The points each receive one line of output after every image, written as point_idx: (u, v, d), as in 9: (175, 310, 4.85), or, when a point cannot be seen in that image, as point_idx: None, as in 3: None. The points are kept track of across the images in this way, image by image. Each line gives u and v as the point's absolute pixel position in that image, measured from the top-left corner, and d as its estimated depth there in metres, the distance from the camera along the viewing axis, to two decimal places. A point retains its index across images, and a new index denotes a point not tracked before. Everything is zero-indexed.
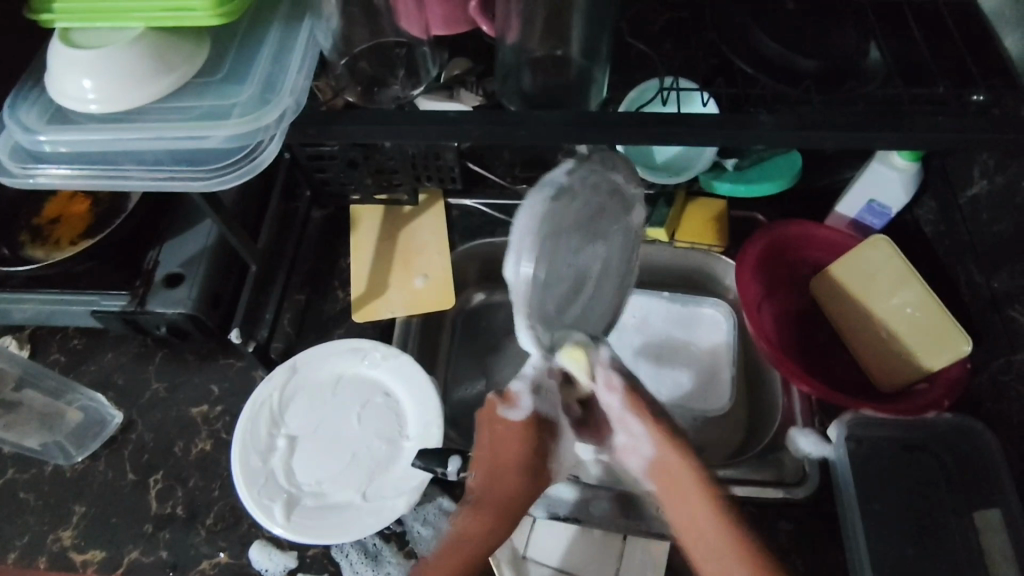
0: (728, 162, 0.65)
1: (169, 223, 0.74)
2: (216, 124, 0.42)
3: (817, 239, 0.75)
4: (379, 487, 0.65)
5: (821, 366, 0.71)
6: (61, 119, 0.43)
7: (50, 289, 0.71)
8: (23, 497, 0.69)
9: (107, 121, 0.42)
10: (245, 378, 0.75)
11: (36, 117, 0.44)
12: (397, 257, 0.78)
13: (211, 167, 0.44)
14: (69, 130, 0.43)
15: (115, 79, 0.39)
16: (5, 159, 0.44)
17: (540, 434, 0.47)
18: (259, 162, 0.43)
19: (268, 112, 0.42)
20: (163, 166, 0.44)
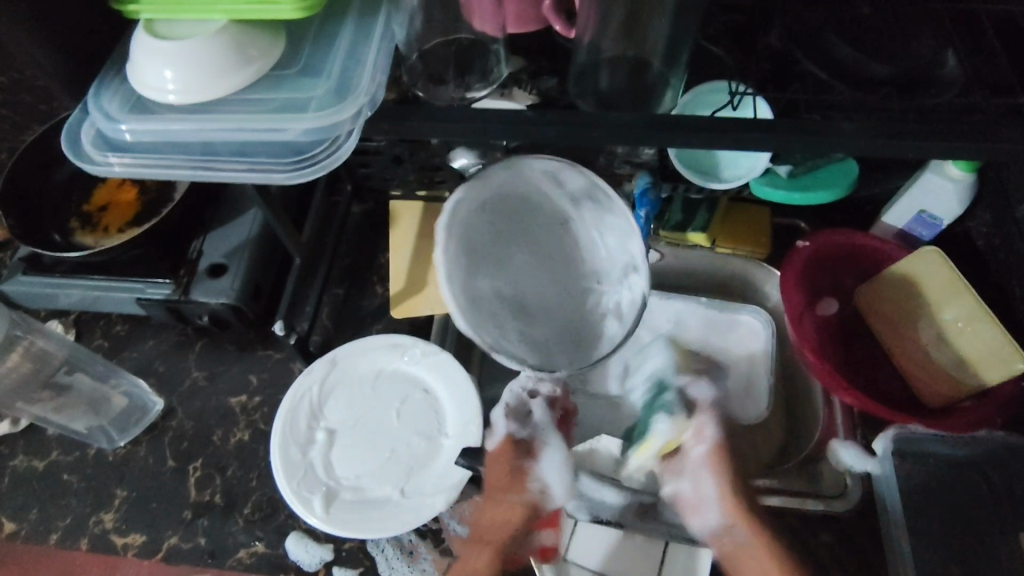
0: (782, 169, 0.63)
1: (215, 213, 0.75)
2: (292, 118, 0.42)
3: (865, 251, 0.74)
4: (417, 484, 0.65)
5: (863, 378, 0.70)
6: (141, 108, 0.44)
7: (95, 274, 0.73)
8: (66, 479, 0.70)
9: (186, 112, 0.43)
10: (284, 370, 0.75)
11: (115, 106, 0.44)
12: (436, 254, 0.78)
13: (284, 162, 0.44)
14: (149, 119, 0.43)
15: (196, 70, 0.40)
16: (82, 146, 0.44)
17: (512, 451, 0.55)
18: (332, 156, 0.44)
19: (344, 108, 0.43)
20: (235, 157, 0.44)
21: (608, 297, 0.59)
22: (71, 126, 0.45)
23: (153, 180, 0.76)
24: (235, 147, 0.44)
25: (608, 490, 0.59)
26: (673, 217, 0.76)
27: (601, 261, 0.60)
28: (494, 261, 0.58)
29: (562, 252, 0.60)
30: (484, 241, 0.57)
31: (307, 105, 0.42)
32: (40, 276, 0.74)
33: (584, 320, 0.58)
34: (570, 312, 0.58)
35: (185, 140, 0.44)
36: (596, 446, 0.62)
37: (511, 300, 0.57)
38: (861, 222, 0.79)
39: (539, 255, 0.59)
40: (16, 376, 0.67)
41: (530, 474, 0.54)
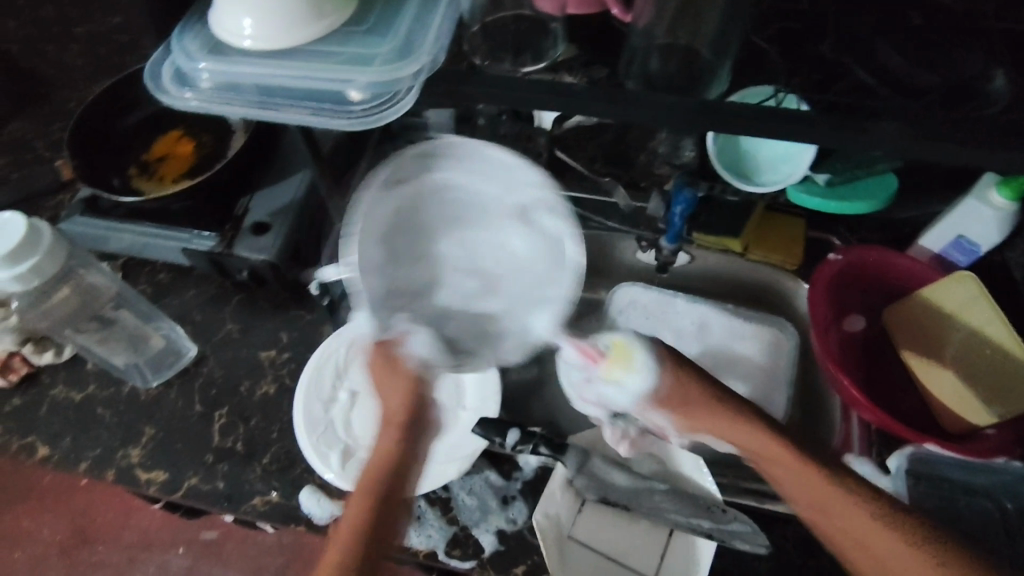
0: (819, 177, 0.64)
1: (264, 174, 0.78)
2: (358, 70, 0.44)
3: (898, 269, 0.74)
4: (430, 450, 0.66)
5: (884, 398, 0.71)
6: (218, 51, 0.47)
7: (145, 223, 0.77)
8: (100, 412, 0.73)
9: (260, 57, 0.45)
10: (313, 331, 0.78)
11: (195, 47, 0.47)
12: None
13: (347, 113, 0.46)
14: (224, 62, 0.46)
15: (273, 19, 0.42)
16: (161, 81, 0.47)
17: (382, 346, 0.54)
18: (391, 111, 0.46)
19: (407, 66, 0.45)
20: (300, 104, 0.47)
21: (533, 202, 0.58)
22: (153, 63, 0.48)
23: (208, 137, 0.80)
24: (302, 94, 0.47)
25: (617, 473, 0.60)
26: (708, 219, 0.78)
27: (501, 187, 0.59)
28: (440, 258, 0.58)
29: (471, 211, 0.60)
30: (397, 242, 0.57)
31: (372, 60, 0.45)
32: (97, 219, 0.78)
33: (535, 241, 0.58)
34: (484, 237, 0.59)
35: (254, 84, 0.47)
36: None
37: (478, 283, 0.58)
38: (896, 241, 0.79)
39: (440, 229, 0.59)
40: (67, 308, 0.71)
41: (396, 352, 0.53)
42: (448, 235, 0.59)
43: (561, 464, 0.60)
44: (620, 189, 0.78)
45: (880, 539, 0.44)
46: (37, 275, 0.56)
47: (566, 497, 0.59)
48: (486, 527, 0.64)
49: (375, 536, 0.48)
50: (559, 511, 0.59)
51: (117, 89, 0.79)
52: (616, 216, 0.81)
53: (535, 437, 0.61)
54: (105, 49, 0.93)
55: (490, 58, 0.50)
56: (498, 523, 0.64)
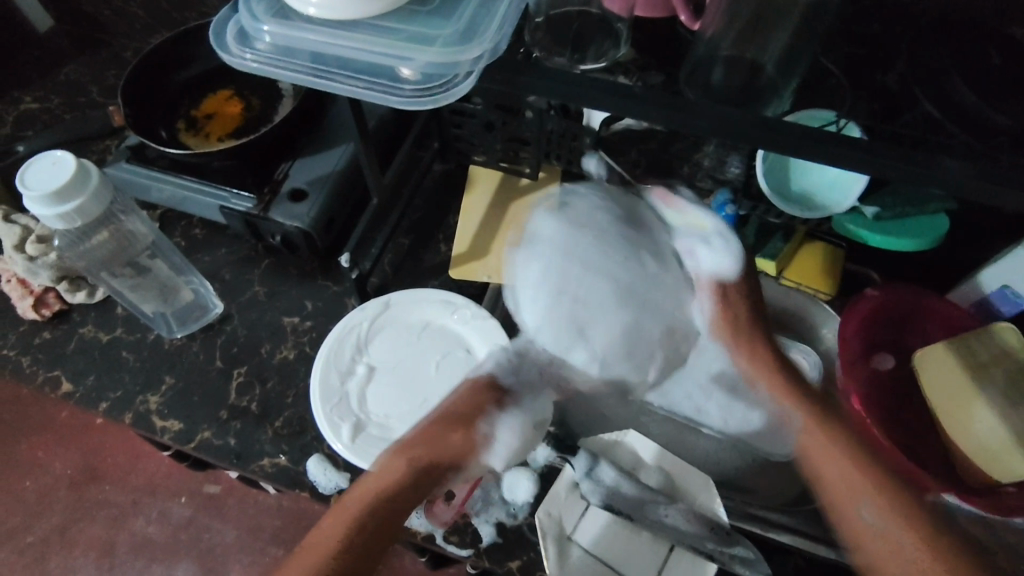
0: (868, 210, 0.61)
1: (306, 142, 0.79)
2: (419, 48, 0.44)
3: (934, 313, 0.74)
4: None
5: (905, 439, 0.70)
6: (282, 12, 0.47)
7: (185, 177, 0.78)
8: (124, 356, 0.75)
9: (322, 24, 0.45)
10: (338, 303, 0.78)
11: (261, 8, 0.47)
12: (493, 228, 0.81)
13: (404, 90, 0.46)
14: (287, 25, 0.46)
15: None
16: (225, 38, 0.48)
17: (485, 391, 0.61)
18: (447, 94, 0.46)
19: (468, 50, 0.44)
20: (360, 76, 0.47)
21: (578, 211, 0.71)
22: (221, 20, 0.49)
23: (257, 99, 0.81)
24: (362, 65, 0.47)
25: (625, 481, 0.58)
26: (745, 239, 0.77)
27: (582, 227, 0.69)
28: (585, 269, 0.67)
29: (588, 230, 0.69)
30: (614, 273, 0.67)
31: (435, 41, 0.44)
32: (141, 168, 0.79)
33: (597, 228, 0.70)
34: (637, 276, 0.65)
35: (315, 50, 0.47)
36: (622, 438, 0.61)
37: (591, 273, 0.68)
38: (936, 283, 0.77)
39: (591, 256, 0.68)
40: (105, 251, 0.72)
41: (485, 417, 0.59)
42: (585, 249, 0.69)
43: (570, 465, 0.58)
44: None
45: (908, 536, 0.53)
46: (81, 215, 0.57)
47: (571, 498, 0.58)
48: (486, 517, 0.65)
49: (364, 536, 0.53)
50: (563, 511, 0.57)
51: (175, 42, 0.80)
52: None
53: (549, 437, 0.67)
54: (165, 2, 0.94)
55: (555, 47, 0.49)
56: (498, 515, 0.65)
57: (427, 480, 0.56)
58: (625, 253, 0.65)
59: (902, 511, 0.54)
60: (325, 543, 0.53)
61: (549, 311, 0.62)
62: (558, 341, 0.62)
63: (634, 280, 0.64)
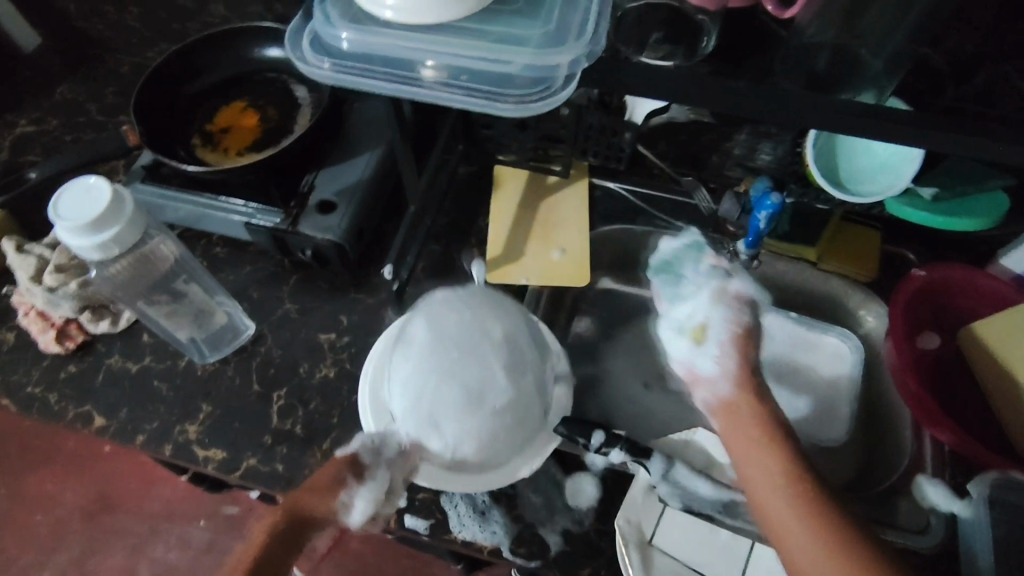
0: (925, 191, 0.61)
1: (330, 152, 0.77)
2: (514, 51, 0.43)
3: (981, 289, 0.73)
4: (494, 451, 0.60)
5: (957, 417, 0.70)
6: (357, 16, 0.45)
7: (205, 193, 0.75)
8: (156, 385, 0.72)
9: (403, 31, 0.43)
10: (374, 315, 0.76)
11: (337, 13, 0.45)
12: (527, 229, 0.80)
13: (496, 94, 0.45)
14: (367, 30, 0.44)
15: None
16: (302, 49, 0.46)
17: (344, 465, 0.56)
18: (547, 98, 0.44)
19: (563, 52, 0.43)
20: (447, 83, 0.45)
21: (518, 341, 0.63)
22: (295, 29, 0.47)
23: (273, 110, 0.78)
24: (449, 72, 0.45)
25: (702, 481, 0.56)
26: (780, 226, 0.77)
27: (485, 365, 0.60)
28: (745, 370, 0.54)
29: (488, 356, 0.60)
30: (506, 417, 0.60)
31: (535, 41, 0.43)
32: (156, 187, 0.76)
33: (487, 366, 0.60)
34: (487, 384, 0.59)
35: (400, 56, 0.45)
36: (691, 438, 0.59)
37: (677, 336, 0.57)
38: (975, 259, 0.77)
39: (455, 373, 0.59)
40: (137, 280, 0.69)
41: (345, 487, 0.55)
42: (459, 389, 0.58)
43: (646, 469, 0.56)
44: (702, 191, 0.81)
45: (806, 534, 0.44)
46: (118, 244, 0.54)
47: (648, 502, 0.56)
48: (552, 526, 0.64)
49: None
50: (641, 517, 0.55)
51: (183, 53, 0.77)
52: (685, 218, 0.81)
53: (621, 439, 0.57)
54: (163, 12, 0.90)
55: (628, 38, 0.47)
56: (564, 523, 0.64)
57: (295, 541, 0.52)
58: (504, 354, 0.61)
59: (783, 474, 0.46)
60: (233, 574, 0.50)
61: (408, 405, 0.58)
62: (412, 428, 0.58)
63: (495, 404, 0.59)
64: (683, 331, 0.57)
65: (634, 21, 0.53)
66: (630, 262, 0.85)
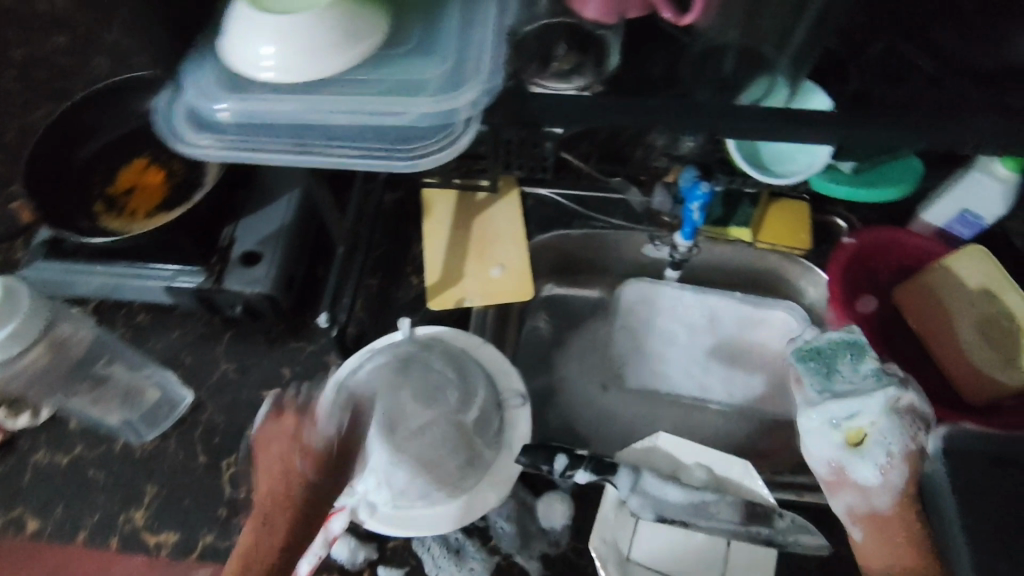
0: (846, 164, 0.62)
1: (245, 200, 0.73)
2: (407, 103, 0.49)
3: (907, 247, 0.75)
4: (436, 480, 0.60)
5: (904, 374, 0.72)
6: (238, 87, 0.49)
7: (115, 262, 0.70)
8: (92, 475, 0.67)
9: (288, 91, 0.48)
10: (318, 362, 0.73)
11: (217, 86, 0.50)
12: (457, 250, 0.77)
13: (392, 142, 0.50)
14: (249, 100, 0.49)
15: (302, 55, 0.45)
16: (182, 128, 0.50)
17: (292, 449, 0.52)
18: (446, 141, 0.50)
19: (453, 96, 0.49)
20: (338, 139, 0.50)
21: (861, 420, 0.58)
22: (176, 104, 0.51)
23: (178, 163, 0.74)
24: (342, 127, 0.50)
25: (670, 488, 0.56)
26: (714, 212, 0.77)
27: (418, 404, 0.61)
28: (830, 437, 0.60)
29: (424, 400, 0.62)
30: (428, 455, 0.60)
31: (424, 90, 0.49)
32: (61, 263, 0.70)
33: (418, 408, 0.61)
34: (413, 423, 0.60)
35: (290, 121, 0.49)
36: (654, 444, 0.58)
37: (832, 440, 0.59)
38: (898, 219, 0.80)
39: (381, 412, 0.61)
40: (58, 372, 0.66)
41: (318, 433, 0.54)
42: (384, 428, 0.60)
43: (612, 485, 0.55)
44: (634, 187, 0.80)
45: None
46: (18, 339, 0.53)
47: (620, 518, 0.56)
48: (530, 552, 0.62)
49: None
50: (615, 534, 0.55)
51: (70, 113, 0.70)
52: (618, 215, 0.81)
53: (584, 460, 0.56)
54: None
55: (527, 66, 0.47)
56: (542, 547, 0.63)
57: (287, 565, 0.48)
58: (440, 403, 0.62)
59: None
60: (264, 545, 0.48)
61: None
62: None
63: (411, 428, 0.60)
64: (840, 427, 0.59)
65: (533, 41, 0.53)
66: (574, 264, 0.85)
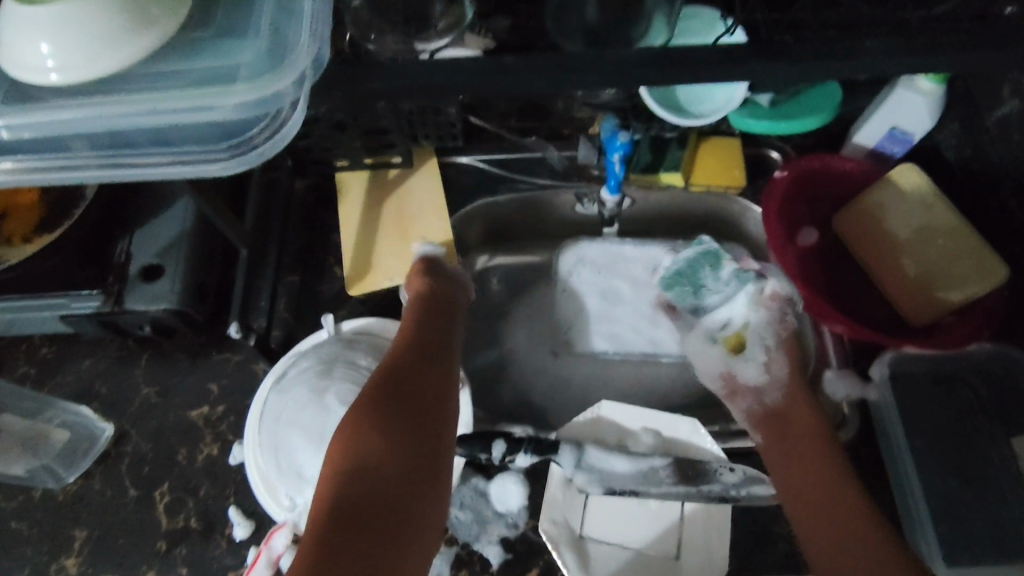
0: (763, 98, 0.60)
1: (138, 209, 0.67)
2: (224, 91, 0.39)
3: (841, 173, 0.73)
4: None
5: (849, 304, 0.71)
6: (14, 95, 0.40)
7: (3, 297, 0.62)
8: (15, 528, 0.62)
9: (74, 95, 0.39)
10: (245, 372, 0.68)
11: None
12: (387, 236, 0.71)
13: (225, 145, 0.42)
14: (26, 109, 0.39)
15: (79, 50, 0.36)
16: None
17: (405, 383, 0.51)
18: (278, 133, 0.43)
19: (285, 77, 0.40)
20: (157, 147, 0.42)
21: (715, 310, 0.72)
22: None
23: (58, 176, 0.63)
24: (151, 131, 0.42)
25: (617, 459, 0.55)
26: (642, 159, 0.73)
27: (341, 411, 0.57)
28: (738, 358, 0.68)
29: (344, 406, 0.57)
30: None
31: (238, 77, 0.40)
32: None
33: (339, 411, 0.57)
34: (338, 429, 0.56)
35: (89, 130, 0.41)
36: (597, 415, 0.57)
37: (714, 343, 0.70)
38: (831, 142, 0.77)
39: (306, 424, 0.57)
40: None
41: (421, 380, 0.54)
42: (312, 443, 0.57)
43: (557, 464, 0.55)
44: (551, 146, 0.76)
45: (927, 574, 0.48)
46: None
47: (570, 497, 0.55)
48: (488, 538, 0.60)
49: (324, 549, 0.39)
50: (566, 514, 0.54)
51: None
52: (548, 176, 0.76)
53: (524, 442, 0.55)
54: None
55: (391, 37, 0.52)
56: (499, 531, 0.61)
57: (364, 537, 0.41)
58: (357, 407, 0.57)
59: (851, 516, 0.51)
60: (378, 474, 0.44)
61: (273, 466, 0.58)
62: (286, 489, 0.58)
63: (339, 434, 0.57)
64: (718, 339, 0.70)
65: None
66: (508, 230, 0.80)
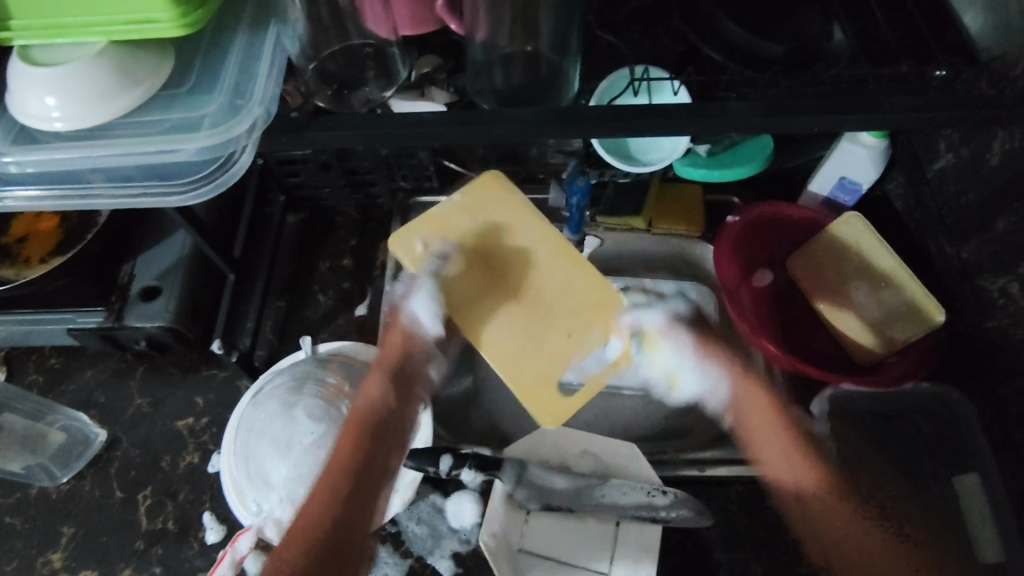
0: (701, 148, 0.67)
1: (142, 235, 0.74)
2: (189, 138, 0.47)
3: (792, 220, 0.78)
4: None
5: (800, 344, 0.74)
6: (22, 138, 0.48)
7: (20, 310, 0.70)
8: (10, 522, 0.68)
9: (69, 139, 0.47)
10: (230, 388, 0.74)
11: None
12: (553, 335, 0.55)
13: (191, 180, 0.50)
14: (31, 148, 0.48)
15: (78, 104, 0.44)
16: None
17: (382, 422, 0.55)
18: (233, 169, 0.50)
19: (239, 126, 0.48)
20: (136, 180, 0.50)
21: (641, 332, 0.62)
22: None
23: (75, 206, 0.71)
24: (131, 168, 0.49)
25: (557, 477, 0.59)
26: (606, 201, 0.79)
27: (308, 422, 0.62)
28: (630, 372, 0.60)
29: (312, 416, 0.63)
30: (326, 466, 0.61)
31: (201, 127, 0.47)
32: None
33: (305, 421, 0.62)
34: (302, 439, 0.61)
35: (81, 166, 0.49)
36: (542, 437, 0.62)
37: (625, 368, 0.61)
38: (788, 190, 0.82)
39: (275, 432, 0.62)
40: None
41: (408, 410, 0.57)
42: (276, 450, 0.61)
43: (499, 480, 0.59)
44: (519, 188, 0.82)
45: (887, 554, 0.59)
46: None
47: (510, 513, 0.59)
48: (441, 552, 0.64)
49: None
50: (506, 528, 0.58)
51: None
52: None
53: (468, 457, 0.60)
54: None
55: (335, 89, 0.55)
56: (452, 546, 0.64)
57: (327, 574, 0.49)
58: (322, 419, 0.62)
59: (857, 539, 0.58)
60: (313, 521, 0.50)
61: (242, 470, 0.63)
62: (253, 494, 0.62)
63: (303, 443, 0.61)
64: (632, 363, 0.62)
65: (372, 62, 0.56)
66: None
